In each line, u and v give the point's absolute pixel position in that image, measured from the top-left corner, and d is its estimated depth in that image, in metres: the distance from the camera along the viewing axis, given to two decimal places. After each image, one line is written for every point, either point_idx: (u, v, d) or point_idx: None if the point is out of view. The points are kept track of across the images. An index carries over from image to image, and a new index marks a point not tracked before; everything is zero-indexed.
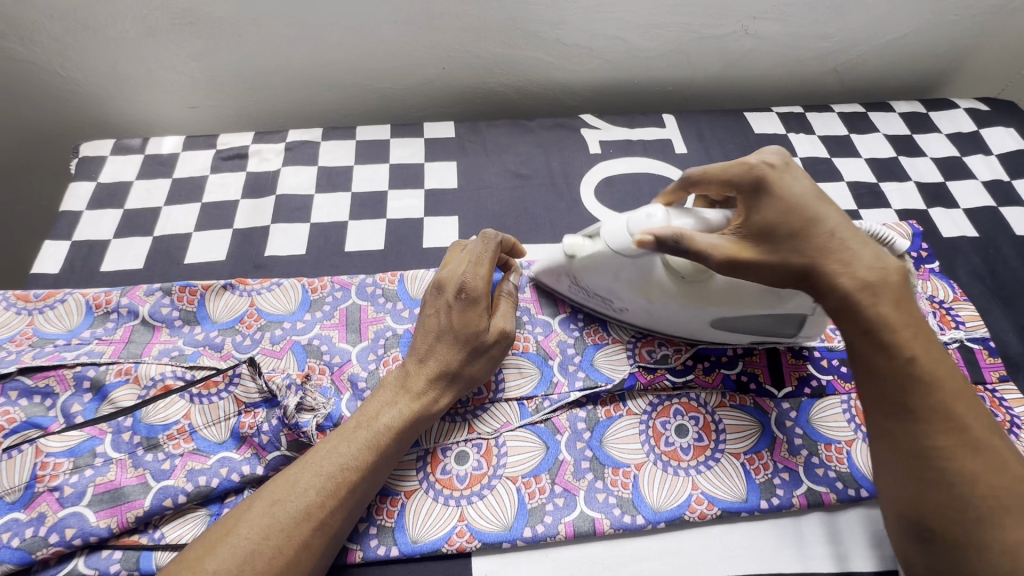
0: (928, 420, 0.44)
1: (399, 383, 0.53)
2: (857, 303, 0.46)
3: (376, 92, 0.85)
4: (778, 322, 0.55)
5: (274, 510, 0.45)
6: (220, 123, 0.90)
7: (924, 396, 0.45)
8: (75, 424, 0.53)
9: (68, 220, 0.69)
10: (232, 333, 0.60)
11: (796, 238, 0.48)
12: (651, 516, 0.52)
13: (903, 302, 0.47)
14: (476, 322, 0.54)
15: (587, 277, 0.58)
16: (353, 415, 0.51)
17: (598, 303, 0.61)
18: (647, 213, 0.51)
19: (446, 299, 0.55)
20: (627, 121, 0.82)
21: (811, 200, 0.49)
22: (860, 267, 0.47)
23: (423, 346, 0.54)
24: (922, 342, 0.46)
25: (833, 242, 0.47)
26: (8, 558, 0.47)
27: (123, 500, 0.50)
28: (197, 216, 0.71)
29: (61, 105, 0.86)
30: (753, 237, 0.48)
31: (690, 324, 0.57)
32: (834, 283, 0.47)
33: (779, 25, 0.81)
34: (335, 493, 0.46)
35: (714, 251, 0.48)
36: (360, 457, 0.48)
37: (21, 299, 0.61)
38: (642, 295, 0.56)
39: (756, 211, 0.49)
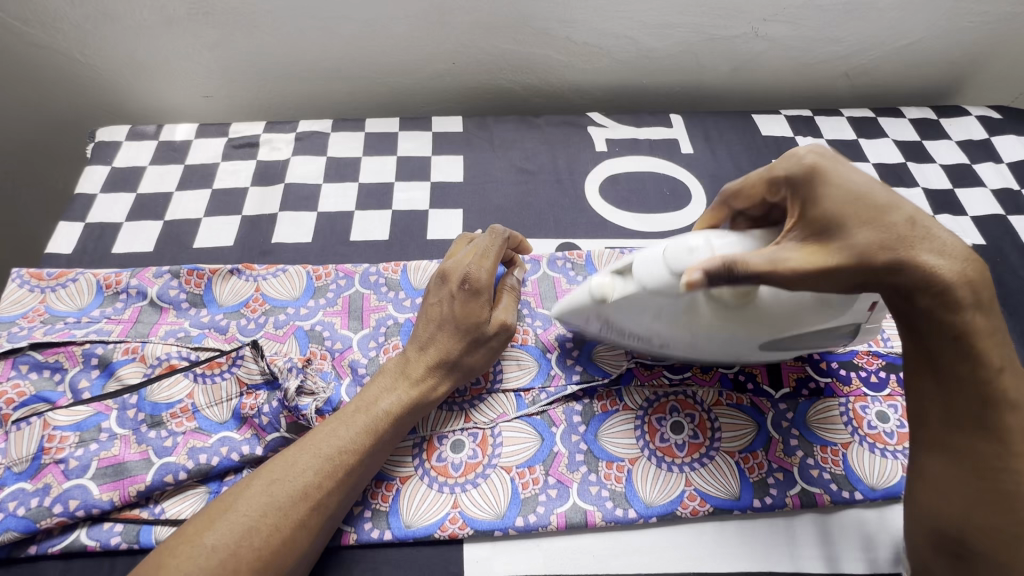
0: (1005, 439, 0.41)
1: (398, 369, 0.54)
2: (955, 304, 0.40)
3: (387, 85, 0.86)
4: (835, 334, 0.53)
5: (272, 490, 0.46)
6: (233, 113, 0.91)
7: (1006, 412, 0.41)
8: (82, 399, 0.55)
9: (82, 203, 0.71)
10: (236, 317, 0.61)
11: (874, 227, 0.41)
12: (643, 510, 0.53)
13: (994, 305, 0.42)
14: (478, 312, 0.54)
15: (622, 317, 0.52)
16: (351, 401, 0.52)
17: (636, 341, 0.55)
18: (688, 246, 0.46)
19: (450, 289, 0.56)
20: (635, 120, 0.82)
21: (878, 186, 0.42)
22: (953, 259, 0.40)
23: (424, 334, 0.55)
24: (1008, 352, 0.41)
25: (917, 231, 0.41)
26: (15, 526, 0.49)
27: (125, 474, 0.51)
28: (207, 203, 0.72)
29: (80, 91, 0.88)
30: (821, 235, 0.42)
31: (739, 350, 0.53)
32: (925, 278, 0.40)
33: (790, 28, 0.81)
34: (331, 474, 0.47)
35: (778, 265, 0.42)
36: (357, 440, 0.49)
37: (34, 277, 0.63)
38: (686, 329, 0.51)
39: (816, 206, 0.43)
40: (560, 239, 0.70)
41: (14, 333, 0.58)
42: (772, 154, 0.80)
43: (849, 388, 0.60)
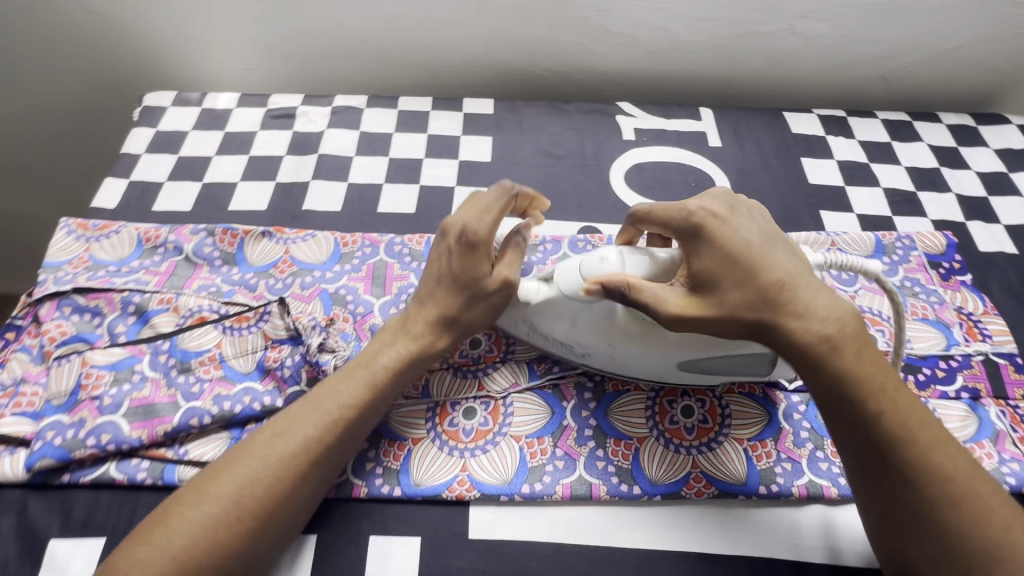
0: (908, 476, 0.43)
1: (397, 326, 0.54)
2: (821, 358, 0.45)
3: (422, 66, 0.88)
4: (749, 363, 0.54)
5: (271, 446, 0.46)
6: (272, 86, 0.94)
7: (900, 451, 0.43)
8: (118, 342, 0.58)
9: (128, 161, 0.75)
10: (266, 276, 0.64)
11: (745, 289, 0.46)
12: (647, 487, 0.53)
13: (865, 350, 0.46)
14: (473, 268, 0.53)
15: (545, 323, 0.55)
16: (352, 359, 0.53)
17: (560, 349, 0.57)
18: (601, 256, 0.51)
19: (448, 244, 0.54)
20: (664, 111, 0.83)
21: (756, 246, 0.48)
22: (813, 319, 0.46)
23: (422, 291, 0.55)
24: (890, 393, 0.45)
25: (783, 292, 0.46)
26: (51, 454, 0.51)
27: (154, 415, 0.54)
28: (244, 168, 0.75)
29: (131, 57, 0.92)
30: (702, 288, 0.48)
31: (656, 364, 0.55)
32: (791, 336, 0.46)
33: (828, 26, 0.80)
34: (331, 429, 0.48)
35: (663, 301, 0.48)
36: (358, 396, 0.50)
37: (81, 227, 0.66)
38: (603, 337, 0.54)
39: (698, 259, 0.49)
40: (582, 222, 0.71)
41: (60, 278, 0.61)
42: (801, 152, 0.79)
43: None
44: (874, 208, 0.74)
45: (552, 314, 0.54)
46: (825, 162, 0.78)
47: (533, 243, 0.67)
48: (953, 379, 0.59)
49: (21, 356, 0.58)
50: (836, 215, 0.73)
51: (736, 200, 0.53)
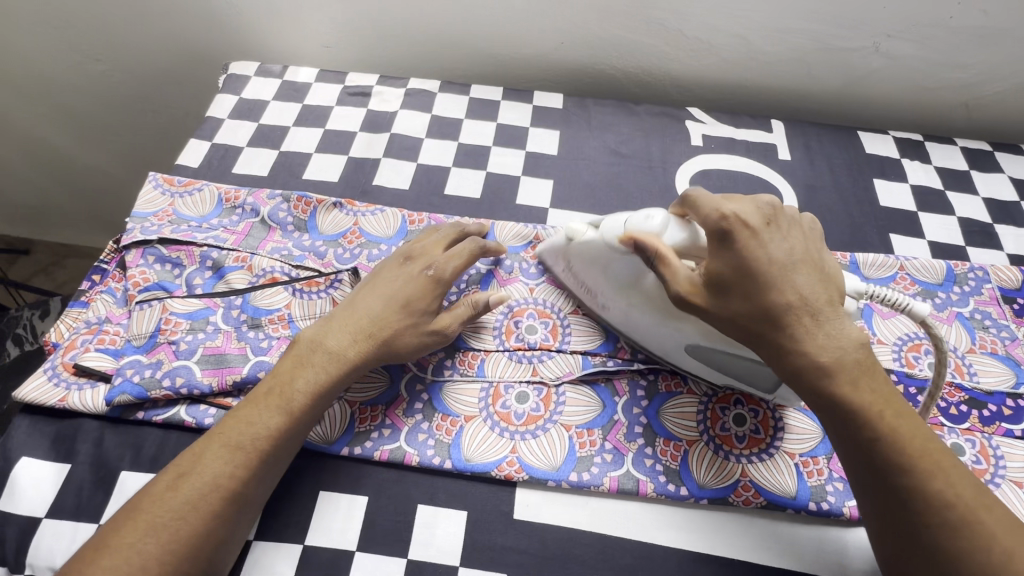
0: (907, 503, 0.42)
1: (316, 343, 0.53)
2: (815, 384, 0.45)
3: (494, 57, 0.90)
4: (754, 374, 0.54)
5: (176, 487, 0.45)
6: (347, 64, 0.97)
7: (897, 477, 0.43)
8: (195, 293, 0.61)
9: (211, 125, 0.78)
10: (335, 245, 0.66)
11: (746, 299, 0.47)
12: (695, 490, 0.53)
13: (864, 379, 0.45)
14: (427, 301, 0.56)
15: (579, 263, 0.59)
16: (268, 381, 0.51)
17: (585, 296, 0.61)
18: (647, 214, 0.53)
19: (410, 271, 0.57)
20: (734, 120, 0.82)
21: (775, 267, 0.47)
22: (824, 345, 0.45)
23: (361, 309, 0.55)
24: (890, 421, 0.44)
25: (789, 314, 0.46)
26: (129, 391, 0.54)
27: (225, 364, 0.56)
28: (319, 140, 0.77)
29: (217, 27, 0.96)
30: (710, 285, 0.48)
31: (666, 340, 0.56)
32: (788, 358, 0.46)
33: (914, 47, 0.78)
34: (243, 461, 0.47)
35: (676, 282, 0.49)
36: (269, 424, 0.49)
37: (167, 182, 0.70)
38: (624, 296, 0.56)
39: (715, 262, 0.48)
40: None
41: (147, 228, 0.65)
42: (873, 173, 0.78)
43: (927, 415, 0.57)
44: (946, 236, 0.72)
45: (587, 259, 0.57)
46: (898, 185, 0.76)
47: None
48: (1020, 419, 0.57)
49: (106, 297, 0.61)
50: (906, 239, 0.71)
51: (778, 211, 0.50)
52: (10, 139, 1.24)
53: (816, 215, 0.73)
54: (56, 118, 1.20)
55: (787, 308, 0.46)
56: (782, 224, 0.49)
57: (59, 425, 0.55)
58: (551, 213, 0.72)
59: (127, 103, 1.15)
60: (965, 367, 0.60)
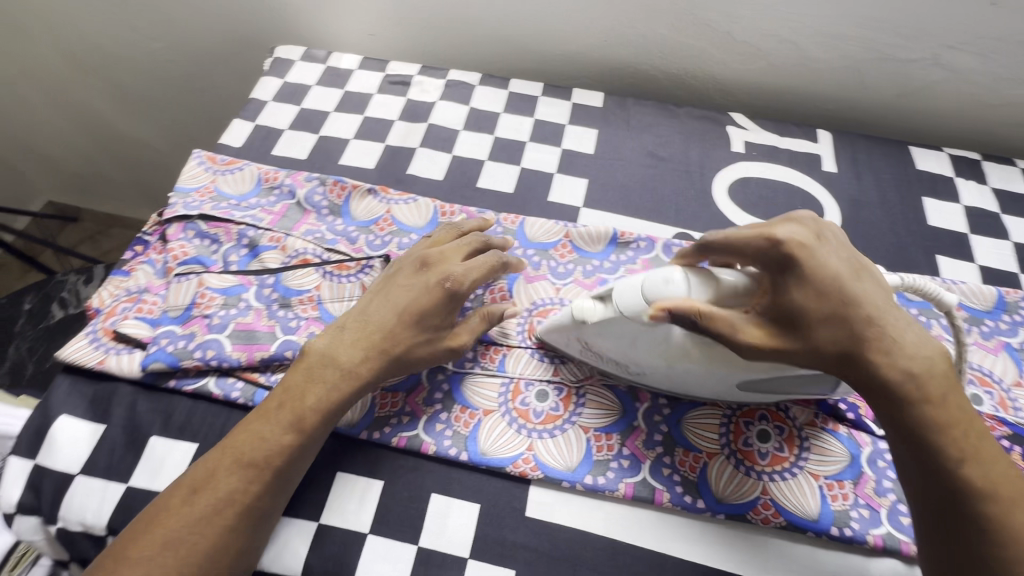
0: (992, 529, 0.40)
1: (325, 355, 0.52)
2: (905, 399, 0.43)
3: (536, 52, 0.89)
4: (811, 383, 0.51)
5: (192, 501, 0.45)
6: (390, 54, 0.98)
7: (981, 505, 0.40)
8: (231, 270, 0.62)
9: (255, 106, 0.80)
10: (367, 232, 0.67)
11: (836, 326, 0.44)
12: (712, 503, 0.52)
13: (952, 396, 0.43)
14: (442, 315, 0.54)
15: (601, 340, 0.53)
16: (279, 393, 0.50)
17: (613, 367, 0.56)
18: (665, 277, 0.47)
19: (428, 279, 0.55)
20: (779, 128, 0.80)
21: (845, 278, 0.46)
22: (914, 358, 0.44)
23: (373, 320, 0.53)
24: (976, 443, 0.42)
25: (869, 328, 0.44)
26: (163, 359, 0.56)
27: (254, 341, 0.58)
28: (358, 127, 0.78)
29: (267, 13, 0.98)
30: (783, 320, 0.45)
31: (716, 384, 0.53)
32: (879, 375, 0.43)
33: (978, 60, 0.74)
34: (257, 475, 0.47)
35: (741, 333, 0.45)
36: (280, 440, 0.48)
37: (210, 160, 0.72)
38: (663, 360, 0.51)
39: (788, 291, 0.45)
40: (677, 228, 0.70)
41: (189, 203, 0.67)
42: (924, 191, 0.74)
43: None
44: (999, 262, 0.68)
45: (609, 335, 0.52)
46: (949, 205, 0.73)
47: (625, 242, 0.66)
48: None
49: (147, 268, 0.64)
50: (954, 263, 0.68)
51: (824, 223, 0.49)
52: (69, 111, 1.31)
53: (859, 231, 0.70)
54: (112, 93, 1.25)
55: (868, 321, 0.44)
56: (833, 237, 0.48)
57: (96, 387, 0.57)
58: (583, 213, 0.71)
59: (178, 81, 1.19)
60: (1009, 401, 0.57)
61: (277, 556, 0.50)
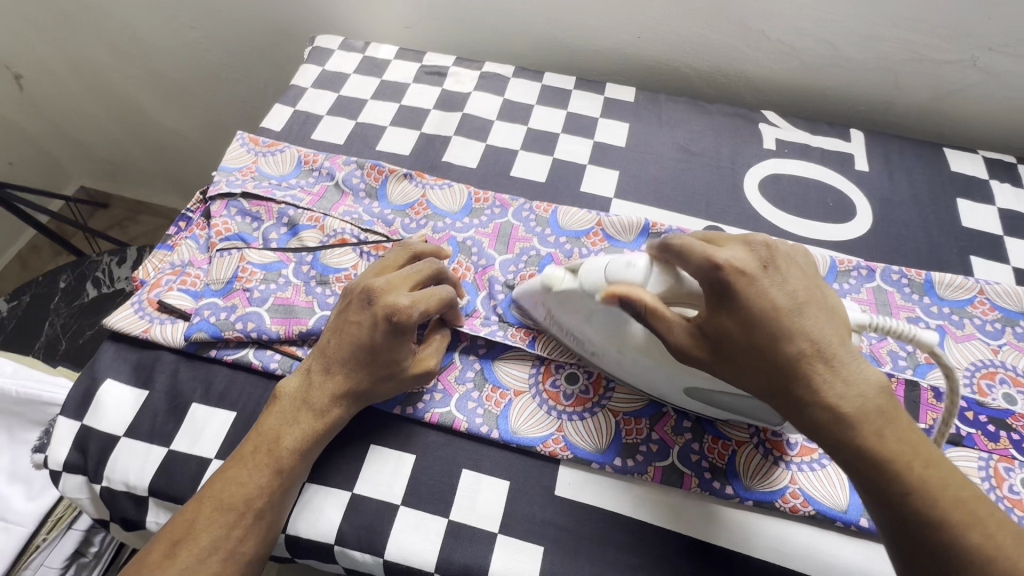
0: (948, 564, 0.37)
1: (296, 395, 0.52)
2: (838, 437, 0.41)
3: (569, 47, 0.91)
4: (753, 409, 0.51)
5: (173, 555, 0.44)
6: (424, 47, 1.00)
7: (935, 537, 0.38)
8: (271, 247, 0.64)
9: (295, 93, 0.82)
10: (402, 215, 0.68)
11: (757, 355, 0.43)
12: (740, 490, 0.53)
13: (888, 428, 0.41)
14: (396, 349, 0.52)
15: (563, 312, 0.54)
16: (252, 437, 0.50)
17: (570, 341, 0.57)
18: (628, 262, 0.49)
19: (374, 314, 0.51)
20: (811, 127, 0.80)
21: (783, 312, 0.43)
22: (855, 396, 0.41)
23: (336, 359, 0.52)
24: (921, 472, 0.39)
25: (802, 364, 0.42)
26: (206, 329, 0.58)
27: (293, 315, 0.59)
28: (394, 114, 0.80)
29: (306, 4, 1.01)
30: (713, 342, 0.44)
31: (666, 386, 0.53)
32: (808, 414, 0.42)
33: (1016, 63, 0.74)
34: (238, 522, 0.46)
35: (673, 336, 0.45)
36: (257, 483, 0.48)
37: (253, 142, 0.74)
38: (614, 344, 0.52)
39: (717, 315, 0.44)
40: (707, 220, 0.70)
41: (232, 181, 0.69)
42: (958, 192, 0.74)
43: (995, 445, 0.54)
44: None
45: (569, 304, 0.54)
46: (983, 207, 0.72)
47: (657, 233, 0.67)
48: None
49: (190, 243, 0.66)
50: (989, 264, 0.67)
51: (773, 249, 0.46)
52: (107, 97, 1.35)
53: (890, 230, 0.70)
54: (149, 81, 1.28)
55: (800, 357, 0.42)
56: (779, 265, 0.45)
57: (140, 354, 0.59)
58: (614, 203, 0.72)
59: (214, 70, 1.22)
60: None
61: (312, 522, 0.51)
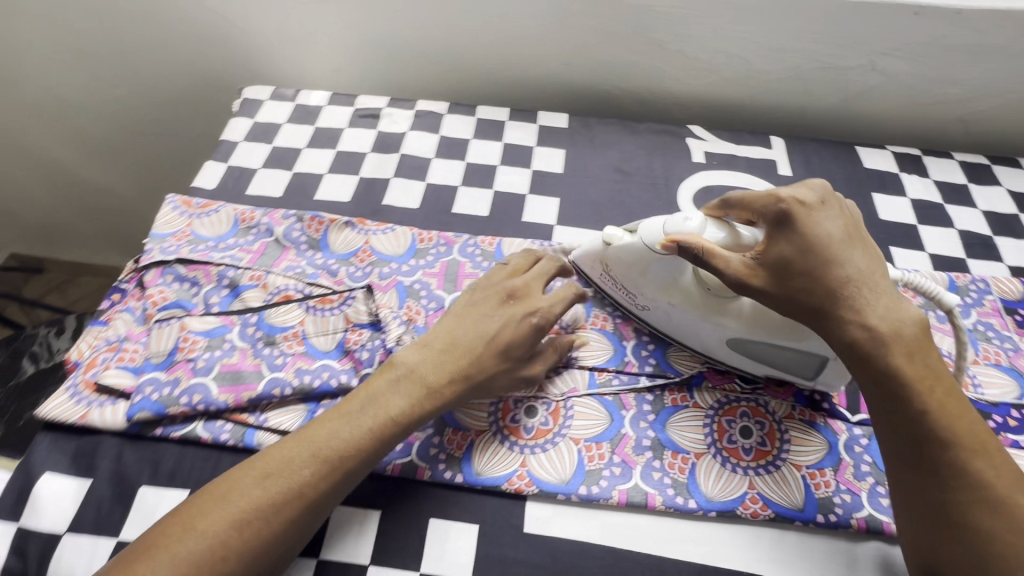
0: (947, 476, 0.45)
1: (412, 370, 0.53)
2: (868, 355, 0.48)
3: (499, 78, 0.93)
4: (796, 362, 0.57)
5: (264, 485, 0.47)
6: (357, 87, 1.00)
7: (941, 451, 0.45)
8: (212, 312, 0.62)
9: (227, 148, 0.81)
10: (347, 264, 0.67)
11: (809, 278, 0.50)
12: (703, 502, 0.54)
13: (918, 355, 0.48)
14: (525, 345, 0.56)
15: (622, 269, 0.61)
16: (361, 396, 0.52)
17: (622, 295, 0.64)
18: (685, 217, 0.55)
19: (515, 312, 0.57)
20: (734, 137, 0.84)
21: (835, 241, 0.51)
22: (898, 319, 0.49)
23: (463, 340, 0.55)
24: (939, 396, 0.46)
25: (849, 287, 0.50)
26: (149, 407, 0.56)
27: (241, 381, 0.58)
28: (331, 161, 0.80)
29: (233, 53, 1.00)
30: (769, 268, 0.51)
31: (709, 336, 0.59)
32: (846, 331, 0.49)
33: (910, 64, 0.79)
34: (329, 474, 0.48)
35: (732, 271, 0.51)
36: (356, 443, 0.49)
37: (185, 204, 0.72)
38: (666, 294, 0.60)
39: (777, 243, 0.52)
40: None
41: (165, 248, 0.67)
42: (873, 187, 0.79)
43: None
44: (947, 249, 0.73)
45: (626, 262, 0.61)
46: (897, 199, 0.77)
47: None
48: None
49: (126, 316, 0.63)
50: (907, 253, 0.72)
51: (831, 192, 0.54)
52: (30, 161, 1.29)
53: None
54: (75, 141, 1.23)
55: (845, 282, 0.50)
56: (835, 205, 0.54)
57: (80, 441, 0.56)
58: (558, 230, 0.73)
59: (144, 125, 1.18)
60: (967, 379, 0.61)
61: None
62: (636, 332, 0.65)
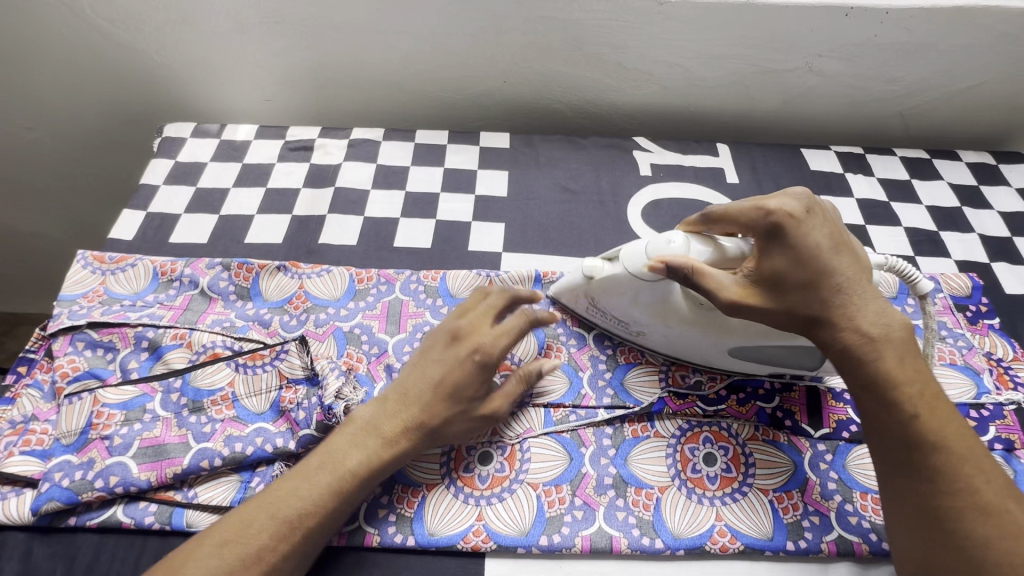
0: (938, 482, 0.43)
1: (367, 424, 0.50)
2: (860, 358, 0.46)
3: (437, 100, 0.89)
4: (797, 355, 0.57)
5: (223, 552, 0.43)
6: (291, 116, 0.95)
7: (933, 456, 0.43)
8: (130, 379, 0.57)
9: (145, 193, 0.75)
10: (280, 312, 0.63)
11: (807, 290, 0.48)
12: (670, 541, 0.51)
13: (908, 358, 0.46)
14: (475, 388, 0.51)
15: (607, 299, 0.58)
16: (319, 452, 0.49)
17: (614, 325, 0.61)
18: (667, 239, 0.52)
19: (459, 352, 0.52)
20: (680, 147, 0.83)
21: (826, 250, 0.48)
22: (891, 323, 0.47)
23: (412, 387, 0.51)
24: (928, 400, 0.45)
25: (841, 294, 0.48)
26: (58, 496, 0.50)
27: (164, 456, 0.52)
28: (261, 200, 0.75)
29: (154, 86, 0.93)
30: (764, 283, 0.49)
31: (711, 348, 0.57)
32: (839, 337, 0.47)
33: (846, 64, 0.79)
34: (287, 536, 0.45)
35: (722, 292, 0.49)
36: (317, 500, 0.46)
37: (97, 260, 0.66)
38: (659, 318, 0.57)
39: (768, 258, 0.49)
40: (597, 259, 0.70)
41: (74, 311, 0.61)
42: (820, 189, 0.78)
43: None
44: (896, 248, 0.72)
45: (613, 291, 0.57)
46: (844, 200, 0.77)
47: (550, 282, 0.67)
48: (984, 429, 0.57)
49: (31, 392, 0.57)
50: None
51: (814, 199, 0.51)
52: None
53: None
54: None
55: (838, 289, 0.48)
56: (822, 213, 0.51)
57: None
58: (505, 257, 0.70)
59: (64, 166, 1.09)
60: None
61: None
62: (592, 359, 0.62)
